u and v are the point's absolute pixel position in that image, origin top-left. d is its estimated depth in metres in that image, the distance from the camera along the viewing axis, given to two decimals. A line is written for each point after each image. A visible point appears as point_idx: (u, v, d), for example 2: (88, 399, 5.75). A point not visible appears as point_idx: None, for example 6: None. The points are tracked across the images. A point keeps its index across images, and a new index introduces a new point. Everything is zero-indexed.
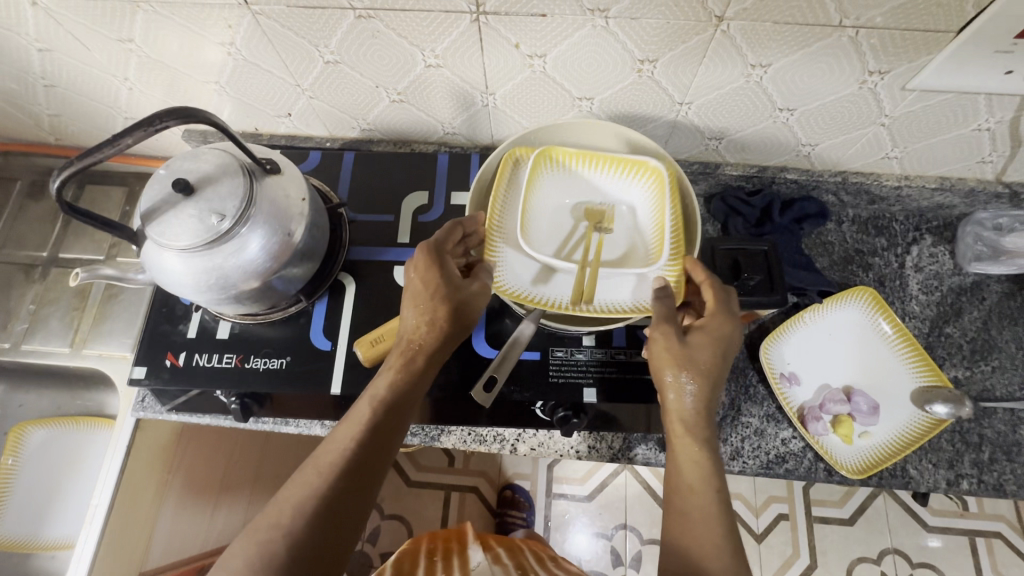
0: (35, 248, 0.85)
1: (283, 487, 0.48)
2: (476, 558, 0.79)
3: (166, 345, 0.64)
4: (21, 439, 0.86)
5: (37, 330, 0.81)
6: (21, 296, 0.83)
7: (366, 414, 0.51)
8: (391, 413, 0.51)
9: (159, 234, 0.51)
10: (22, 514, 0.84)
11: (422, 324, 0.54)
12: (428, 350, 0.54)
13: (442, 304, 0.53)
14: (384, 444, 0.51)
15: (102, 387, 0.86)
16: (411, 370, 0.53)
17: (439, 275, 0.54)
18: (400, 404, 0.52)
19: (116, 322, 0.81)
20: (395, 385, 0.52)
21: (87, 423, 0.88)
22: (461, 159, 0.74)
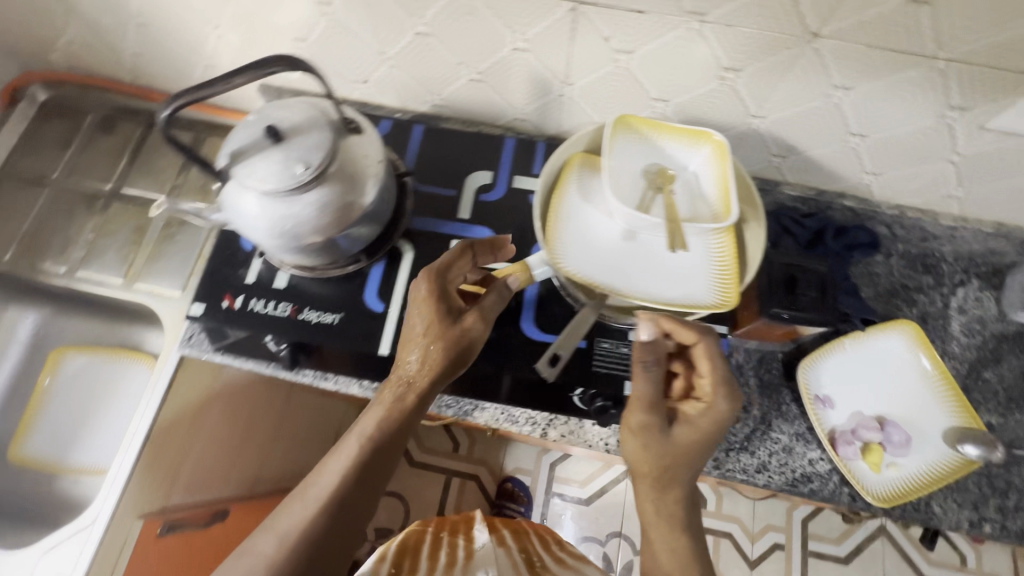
0: (97, 180, 0.87)
1: (270, 518, 0.52)
2: (483, 542, 0.80)
3: (225, 286, 0.66)
4: (59, 362, 0.89)
5: (91, 260, 0.83)
6: (81, 224, 0.85)
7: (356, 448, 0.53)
8: (380, 446, 0.54)
9: (243, 174, 0.53)
10: (52, 433, 0.87)
11: (418, 363, 0.55)
12: (421, 390, 0.55)
13: (431, 342, 0.54)
14: (375, 471, 0.54)
15: (145, 324, 0.88)
16: (398, 409, 0.55)
17: (433, 313, 0.55)
18: (388, 443, 0.54)
19: (168, 262, 0.82)
20: (386, 421, 0.54)
21: (122, 356, 0.90)
22: (528, 145, 0.75)
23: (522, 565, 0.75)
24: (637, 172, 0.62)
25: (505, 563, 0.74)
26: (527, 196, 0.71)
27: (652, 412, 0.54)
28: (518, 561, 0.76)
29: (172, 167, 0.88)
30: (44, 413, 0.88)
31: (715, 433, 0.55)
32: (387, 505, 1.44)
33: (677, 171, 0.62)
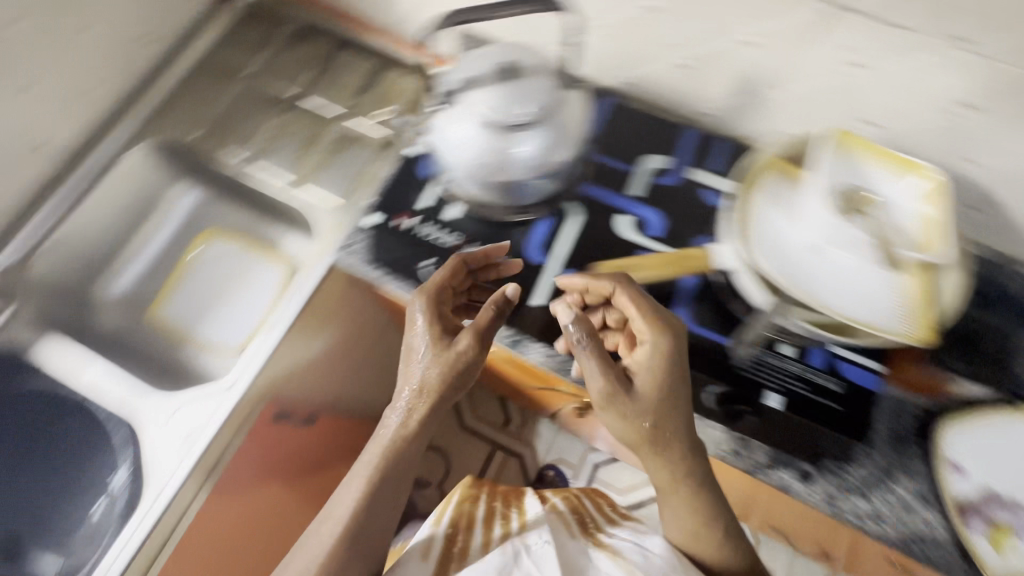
0: (283, 84, 0.93)
1: (293, 552, 0.55)
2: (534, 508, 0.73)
3: (402, 204, 0.70)
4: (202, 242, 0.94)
5: (265, 155, 0.88)
6: (264, 120, 0.90)
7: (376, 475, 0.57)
8: (388, 472, 0.57)
9: (461, 87, 0.61)
10: (181, 302, 0.90)
11: (428, 370, 0.58)
12: (430, 393, 0.59)
13: (429, 364, 0.59)
14: (400, 482, 0.58)
15: (287, 227, 0.92)
16: (410, 429, 0.59)
17: (428, 333, 0.60)
18: (399, 466, 0.58)
19: (332, 173, 0.87)
20: (401, 423, 0.59)
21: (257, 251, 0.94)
22: (706, 143, 0.73)
23: (578, 534, 0.68)
24: (841, 189, 0.62)
25: (560, 530, 0.67)
26: (700, 189, 0.70)
27: (609, 382, 0.57)
28: (574, 527, 0.69)
29: (349, 88, 0.93)
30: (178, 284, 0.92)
31: (661, 389, 0.56)
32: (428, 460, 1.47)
33: (878, 197, 0.63)
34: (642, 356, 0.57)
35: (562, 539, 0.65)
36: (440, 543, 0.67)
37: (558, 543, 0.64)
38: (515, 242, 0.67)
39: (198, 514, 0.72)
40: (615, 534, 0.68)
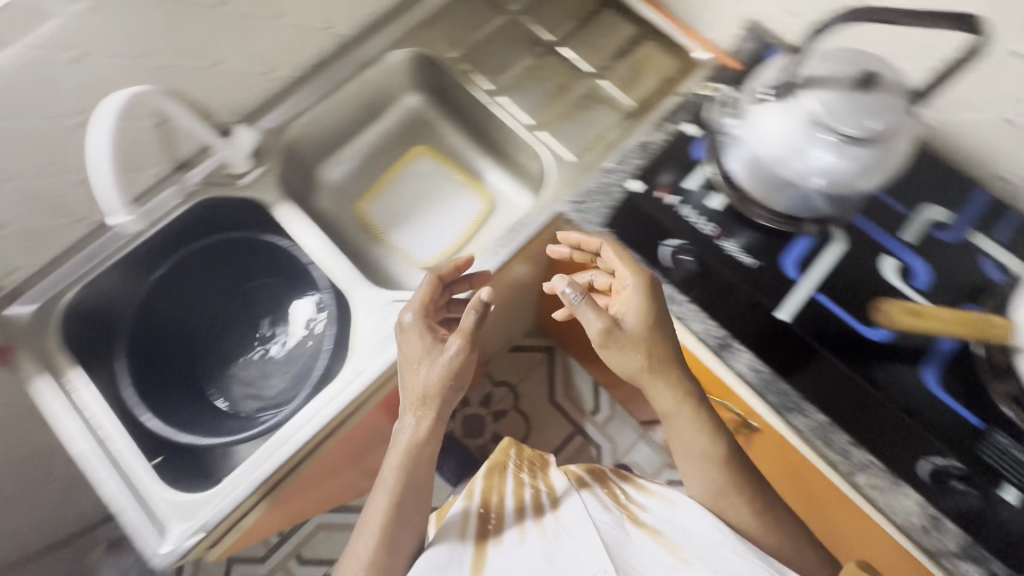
0: (544, 28, 0.93)
1: (351, 543, 0.68)
2: (561, 484, 0.75)
3: (665, 180, 0.73)
4: (415, 157, 1.01)
5: (513, 93, 0.89)
6: (517, 58, 0.91)
7: (398, 470, 0.65)
8: (412, 468, 0.64)
9: (797, 56, 0.60)
10: (388, 203, 0.99)
11: (427, 376, 0.64)
12: (429, 406, 0.65)
13: (419, 360, 0.66)
14: (420, 483, 0.66)
15: (496, 161, 0.99)
16: (428, 433, 0.64)
17: (421, 346, 0.67)
18: (417, 468, 0.65)
19: (572, 127, 0.87)
20: (414, 434, 0.64)
21: (461, 179, 1.00)
22: (998, 209, 0.68)
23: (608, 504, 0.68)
24: None
25: (591, 503, 0.68)
26: (982, 254, 0.65)
27: (607, 319, 0.64)
28: (607, 503, 0.70)
29: (605, 48, 0.92)
30: (389, 188, 1.00)
31: (646, 322, 0.65)
32: (511, 419, 1.51)
33: None
34: (629, 300, 0.66)
35: (592, 507, 0.66)
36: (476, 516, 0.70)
37: (592, 513, 0.64)
38: (761, 258, 0.67)
39: (351, 434, 0.77)
40: (646, 508, 0.69)
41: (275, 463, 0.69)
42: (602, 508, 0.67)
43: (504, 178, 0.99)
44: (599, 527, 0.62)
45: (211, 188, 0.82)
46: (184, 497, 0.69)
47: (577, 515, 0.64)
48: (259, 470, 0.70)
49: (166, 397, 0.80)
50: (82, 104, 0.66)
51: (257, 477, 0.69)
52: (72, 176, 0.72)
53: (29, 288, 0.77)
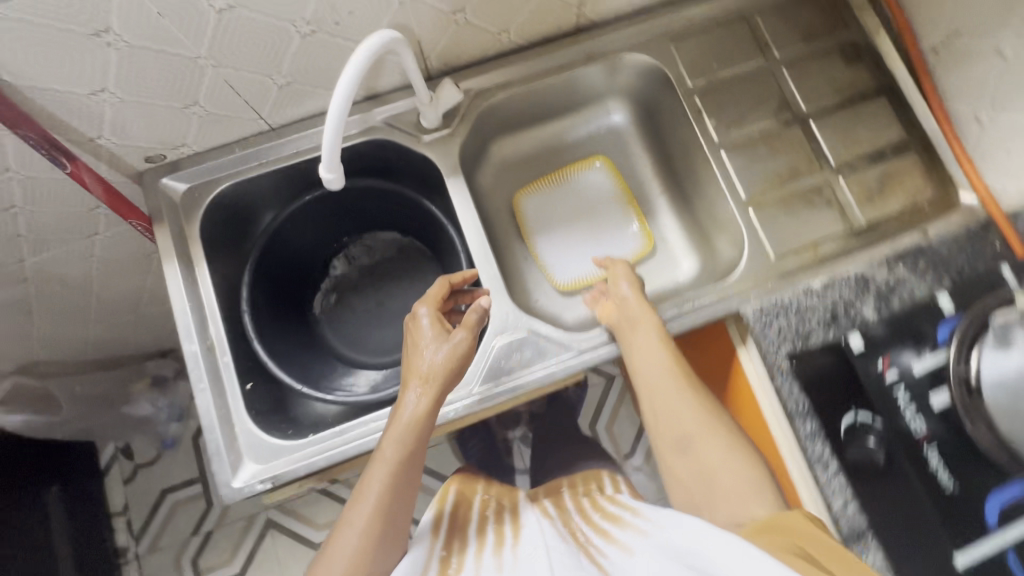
0: (802, 94, 0.79)
1: (343, 513, 0.63)
2: (526, 518, 0.71)
3: (885, 349, 0.65)
4: (588, 167, 0.91)
5: (740, 154, 0.77)
6: (759, 116, 0.78)
7: (397, 457, 0.63)
8: (418, 435, 0.64)
9: None
10: (546, 200, 0.91)
11: (434, 357, 0.66)
12: (433, 387, 0.65)
13: (428, 340, 0.68)
14: (415, 464, 0.65)
15: (674, 208, 0.90)
16: (435, 400, 0.65)
17: (428, 331, 0.68)
18: (418, 435, 0.64)
19: (787, 221, 0.75)
20: (416, 412, 0.64)
21: (628, 210, 0.89)
22: None
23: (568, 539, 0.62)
24: None
25: (550, 538, 0.63)
26: None
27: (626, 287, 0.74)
28: (566, 539, 0.63)
29: (859, 144, 0.78)
30: (551, 188, 0.91)
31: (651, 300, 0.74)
32: None
33: None
34: (619, 289, 0.74)
35: (549, 540, 0.61)
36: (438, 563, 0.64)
37: (544, 542, 0.61)
38: (957, 483, 0.59)
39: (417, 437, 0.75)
40: (608, 545, 0.60)
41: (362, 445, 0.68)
42: (553, 542, 0.61)
43: (676, 233, 0.89)
44: (550, 551, 0.58)
45: (393, 134, 0.76)
46: (265, 439, 0.68)
47: (535, 545, 0.61)
48: (346, 447, 0.68)
49: (272, 323, 0.78)
50: (318, 17, 0.59)
51: (344, 452, 0.67)
52: (274, 81, 0.66)
53: (187, 167, 0.74)
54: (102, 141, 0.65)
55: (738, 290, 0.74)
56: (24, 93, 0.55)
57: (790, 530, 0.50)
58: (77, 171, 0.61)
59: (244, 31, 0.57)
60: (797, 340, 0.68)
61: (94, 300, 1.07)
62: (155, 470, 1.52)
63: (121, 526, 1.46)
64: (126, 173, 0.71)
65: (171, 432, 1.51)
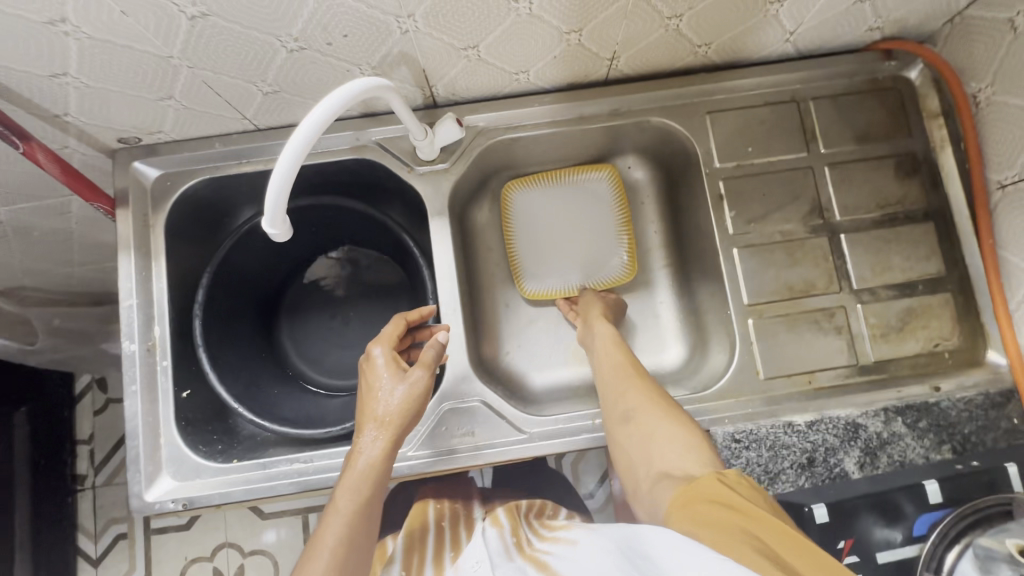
0: (840, 199, 0.71)
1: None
2: (477, 533, 0.76)
3: (855, 531, 0.57)
4: (596, 173, 0.82)
5: (753, 254, 0.70)
6: (784, 215, 0.70)
7: (355, 510, 0.56)
8: (375, 478, 0.58)
9: None
10: (544, 205, 0.83)
11: (393, 396, 0.61)
12: (391, 431, 0.60)
13: (387, 382, 0.62)
14: (374, 510, 0.58)
15: (674, 286, 0.83)
16: (393, 444, 0.60)
17: (387, 372, 0.63)
18: (377, 481, 0.58)
19: (786, 340, 0.68)
20: (372, 457, 0.59)
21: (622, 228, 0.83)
22: None
23: (513, 554, 0.63)
24: None
25: (493, 551, 0.67)
26: None
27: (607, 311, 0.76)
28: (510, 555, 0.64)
29: (889, 269, 0.69)
30: (550, 184, 0.83)
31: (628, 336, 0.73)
32: None
33: None
34: (594, 333, 0.72)
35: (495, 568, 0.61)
36: None
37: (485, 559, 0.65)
38: None
39: None
40: (552, 547, 0.62)
41: (283, 488, 0.65)
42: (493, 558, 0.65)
43: (671, 313, 0.83)
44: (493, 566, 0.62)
45: (384, 158, 0.71)
46: (189, 455, 0.66)
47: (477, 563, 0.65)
48: (264, 486, 0.65)
49: (224, 330, 0.74)
50: (308, 35, 0.53)
51: (262, 491, 0.64)
52: (259, 87, 0.60)
53: (163, 153, 0.70)
54: (68, 118, 0.60)
55: (715, 404, 0.67)
56: None
57: (719, 498, 0.47)
58: (35, 150, 0.57)
59: (223, 36, 0.51)
60: (764, 479, 0.62)
61: (75, 247, 1.06)
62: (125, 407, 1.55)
63: (83, 454, 1.52)
64: (98, 149, 0.67)
65: None
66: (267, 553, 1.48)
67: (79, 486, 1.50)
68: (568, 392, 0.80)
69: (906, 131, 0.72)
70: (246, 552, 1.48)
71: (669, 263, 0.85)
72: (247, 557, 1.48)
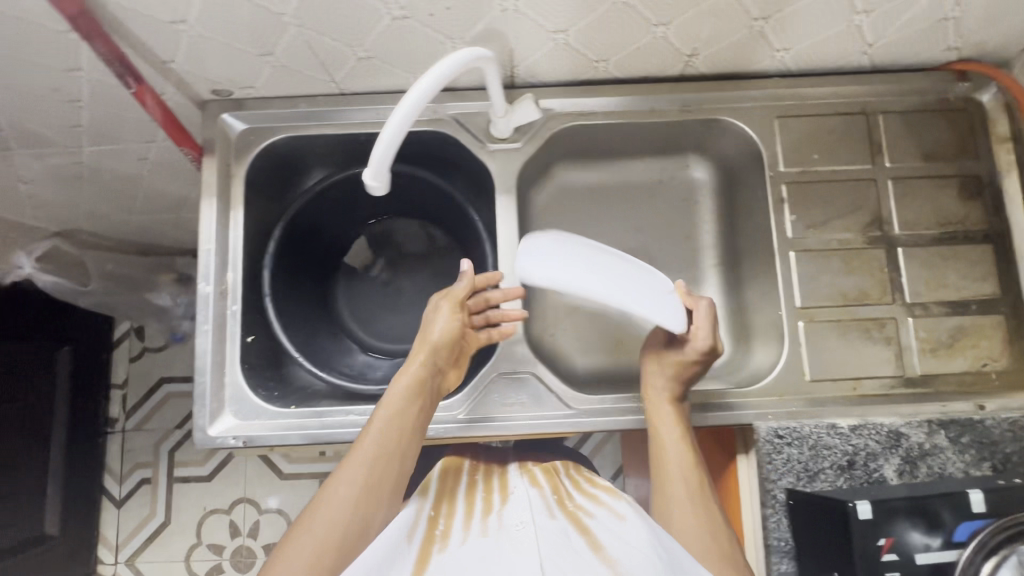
0: (901, 213, 0.72)
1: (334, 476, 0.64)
2: (514, 485, 0.74)
3: (893, 529, 0.57)
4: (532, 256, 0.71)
5: (809, 259, 0.71)
6: (843, 224, 0.72)
7: (394, 426, 0.64)
8: (404, 397, 0.65)
9: None
10: (554, 250, 0.71)
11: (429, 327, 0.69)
12: (427, 356, 0.67)
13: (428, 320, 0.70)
14: (406, 430, 0.64)
15: (723, 285, 0.85)
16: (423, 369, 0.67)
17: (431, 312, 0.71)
18: (405, 399, 0.65)
19: (835, 345, 0.69)
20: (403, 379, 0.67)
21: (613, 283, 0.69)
22: None
23: (554, 512, 0.63)
24: None
25: (537, 514, 0.63)
26: None
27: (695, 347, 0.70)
28: (553, 512, 0.64)
29: (944, 286, 0.70)
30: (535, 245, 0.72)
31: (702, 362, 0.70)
32: None
33: None
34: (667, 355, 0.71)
35: (538, 517, 0.61)
36: (425, 523, 0.63)
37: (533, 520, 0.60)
38: None
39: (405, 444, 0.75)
40: (593, 511, 0.65)
41: (344, 435, 0.68)
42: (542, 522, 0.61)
43: (717, 309, 0.84)
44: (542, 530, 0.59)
45: (460, 133, 0.73)
46: (251, 395, 0.69)
47: (523, 521, 0.61)
48: (323, 431, 0.68)
49: (288, 282, 0.78)
50: (414, 4, 0.56)
51: (321, 437, 0.67)
52: (354, 52, 0.63)
53: (251, 108, 0.73)
54: (174, 66, 0.64)
55: (761, 402, 0.68)
56: (103, 3, 0.54)
57: None
58: (139, 94, 0.60)
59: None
60: (803, 477, 0.64)
61: (140, 194, 1.11)
62: (161, 357, 1.60)
63: (117, 398, 1.58)
64: (192, 99, 0.71)
65: (183, 329, 1.57)
66: (282, 513, 1.52)
67: (111, 428, 1.56)
68: (610, 376, 0.83)
69: (974, 153, 0.73)
70: (262, 509, 1.53)
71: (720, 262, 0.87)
72: (263, 513, 1.53)
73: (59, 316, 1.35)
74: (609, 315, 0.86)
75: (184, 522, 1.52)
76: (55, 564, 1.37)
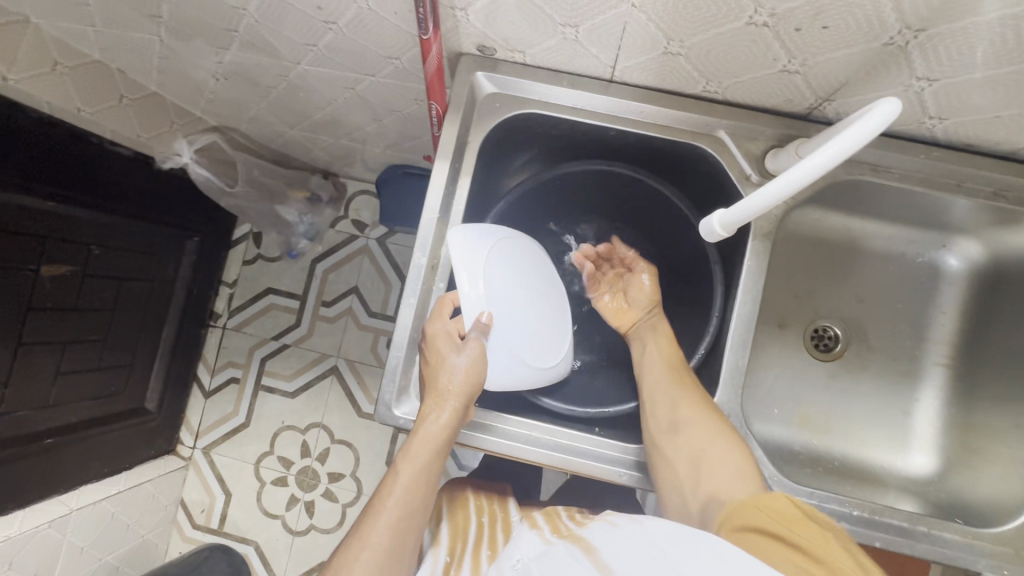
0: None
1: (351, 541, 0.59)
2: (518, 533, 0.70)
3: None
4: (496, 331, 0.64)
5: None
6: None
7: (418, 479, 0.60)
8: (429, 452, 0.59)
9: None
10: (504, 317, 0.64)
11: (458, 367, 0.60)
12: (457, 406, 0.60)
13: (448, 355, 0.61)
14: (427, 490, 0.61)
15: (943, 390, 0.76)
16: (452, 422, 0.60)
17: (446, 338, 0.61)
18: (428, 458, 0.60)
19: None
20: (436, 428, 0.60)
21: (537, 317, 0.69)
22: None
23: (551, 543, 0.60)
24: None
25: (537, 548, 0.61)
26: None
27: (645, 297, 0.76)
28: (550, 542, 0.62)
29: None
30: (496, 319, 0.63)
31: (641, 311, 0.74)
32: None
33: None
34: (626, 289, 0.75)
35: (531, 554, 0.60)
36: None
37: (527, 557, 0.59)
38: None
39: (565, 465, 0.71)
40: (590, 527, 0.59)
41: (533, 454, 0.64)
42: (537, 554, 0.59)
43: (929, 419, 0.76)
44: (536, 560, 0.56)
45: (725, 156, 0.64)
46: None
47: (520, 561, 0.59)
48: (507, 443, 0.65)
49: None
50: (787, 14, 0.47)
51: (507, 449, 0.64)
52: (668, 45, 0.55)
53: (504, 72, 0.65)
54: (461, 14, 0.57)
55: (1006, 548, 0.60)
56: None
57: (784, 511, 0.49)
58: (428, 44, 0.56)
59: None
60: None
61: (317, 113, 1.07)
62: (271, 267, 1.61)
63: (224, 295, 1.60)
64: (451, 50, 0.65)
65: (299, 246, 1.57)
66: (352, 448, 1.55)
67: (213, 322, 1.60)
68: (793, 453, 0.75)
69: None
70: (333, 439, 1.56)
71: (945, 362, 0.76)
72: (333, 443, 1.55)
73: (191, 202, 1.35)
74: (805, 385, 0.79)
75: (260, 430, 1.57)
76: (146, 438, 1.44)
